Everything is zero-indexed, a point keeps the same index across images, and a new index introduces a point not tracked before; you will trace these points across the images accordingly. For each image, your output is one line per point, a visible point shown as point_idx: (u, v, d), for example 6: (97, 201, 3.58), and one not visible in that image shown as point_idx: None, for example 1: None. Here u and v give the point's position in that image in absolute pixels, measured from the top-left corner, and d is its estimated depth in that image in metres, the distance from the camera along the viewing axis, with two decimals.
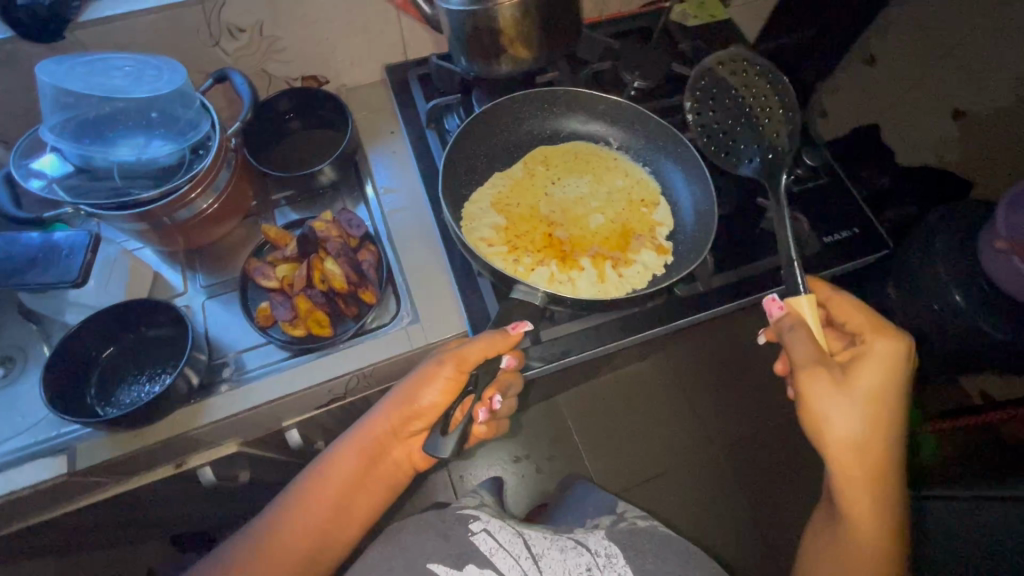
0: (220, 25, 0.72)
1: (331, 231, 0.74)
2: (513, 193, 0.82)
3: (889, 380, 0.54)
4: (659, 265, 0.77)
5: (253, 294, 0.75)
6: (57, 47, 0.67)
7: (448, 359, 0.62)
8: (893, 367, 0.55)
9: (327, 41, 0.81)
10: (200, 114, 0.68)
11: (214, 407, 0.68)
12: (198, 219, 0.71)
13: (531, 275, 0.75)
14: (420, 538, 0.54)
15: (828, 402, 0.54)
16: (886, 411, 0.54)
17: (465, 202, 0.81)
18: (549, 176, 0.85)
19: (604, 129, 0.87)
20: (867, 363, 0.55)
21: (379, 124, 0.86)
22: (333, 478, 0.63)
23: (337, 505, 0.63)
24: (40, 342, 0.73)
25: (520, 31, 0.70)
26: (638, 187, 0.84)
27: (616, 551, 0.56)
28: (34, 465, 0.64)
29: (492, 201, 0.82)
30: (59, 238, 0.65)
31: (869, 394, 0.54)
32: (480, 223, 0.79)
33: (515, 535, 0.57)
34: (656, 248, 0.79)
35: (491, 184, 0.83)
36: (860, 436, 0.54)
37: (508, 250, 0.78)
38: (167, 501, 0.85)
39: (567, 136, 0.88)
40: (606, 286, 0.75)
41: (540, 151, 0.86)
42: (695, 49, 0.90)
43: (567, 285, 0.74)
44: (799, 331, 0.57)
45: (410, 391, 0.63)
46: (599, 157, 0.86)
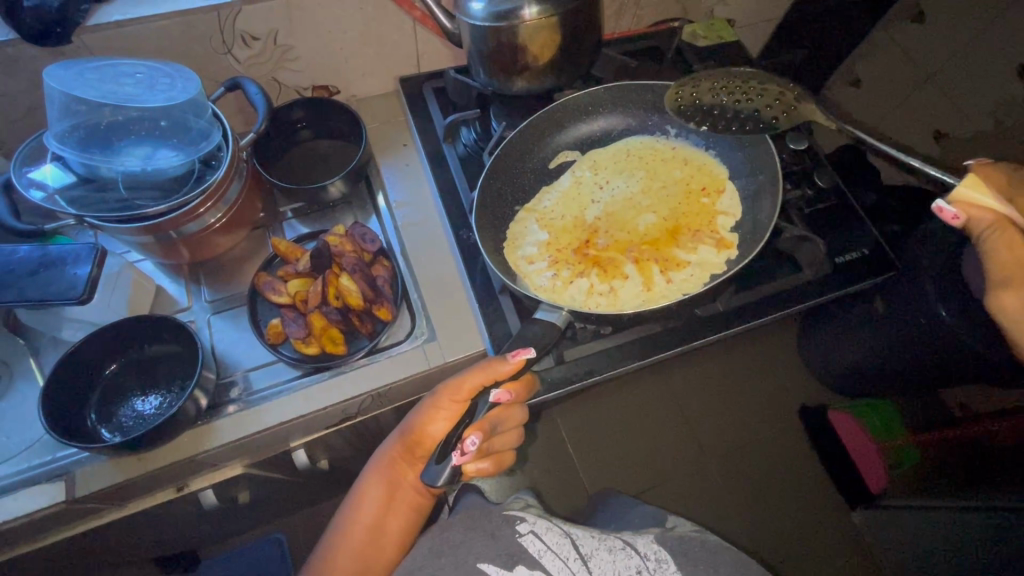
0: (234, 33, 0.70)
1: (345, 245, 0.72)
2: (559, 204, 0.83)
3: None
4: (720, 261, 0.76)
5: (263, 310, 0.73)
6: (62, 51, 0.63)
7: (443, 390, 0.62)
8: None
9: (341, 51, 0.79)
10: (211, 123, 0.65)
11: (222, 429, 0.66)
12: (206, 232, 0.69)
13: (570, 290, 0.76)
14: (470, 540, 0.55)
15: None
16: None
17: (509, 222, 0.81)
18: (596, 180, 0.86)
19: (662, 120, 0.88)
20: None
21: (391, 136, 0.85)
22: (360, 510, 0.64)
23: (373, 532, 0.63)
24: (29, 357, 0.69)
25: (542, 45, 0.69)
26: (698, 176, 0.85)
27: (666, 556, 0.56)
28: (30, 491, 0.60)
29: (538, 218, 0.82)
30: (60, 252, 0.62)
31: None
32: (525, 241, 0.80)
33: (563, 536, 0.57)
34: (716, 245, 0.78)
35: (536, 199, 0.84)
36: None
37: (550, 265, 0.78)
38: (163, 524, 0.81)
39: (619, 134, 0.89)
40: (652, 294, 0.74)
41: (591, 158, 0.87)
42: (707, 69, 0.90)
43: (608, 296, 0.75)
44: (996, 238, 0.57)
45: (415, 423, 0.64)
46: (654, 151, 0.87)
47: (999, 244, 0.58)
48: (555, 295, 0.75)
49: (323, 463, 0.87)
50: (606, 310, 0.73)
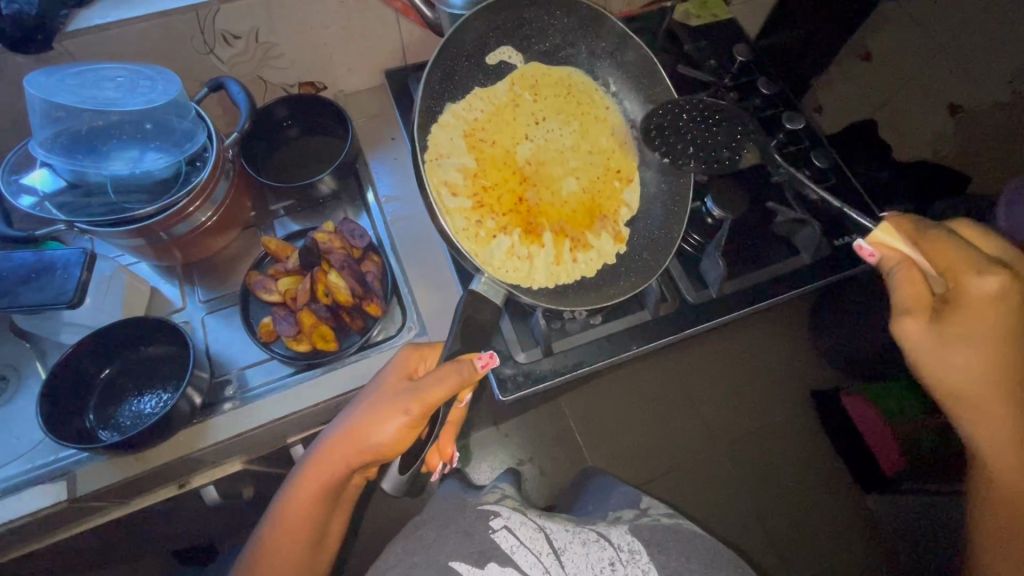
0: (214, 33, 0.70)
1: (333, 242, 0.72)
2: (489, 123, 0.74)
3: (992, 323, 0.52)
4: (612, 254, 0.73)
5: (254, 308, 0.73)
6: (45, 58, 0.64)
7: (411, 405, 0.56)
8: (998, 307, 0.51)
9: (325, 47, 0.78)
10: (195, 124, 0.66)
11: (216, 427, 0.67)
12: (196, 232, 0.70)
13: (490, 243, 0.69)
14: (442, 538, 0.55)
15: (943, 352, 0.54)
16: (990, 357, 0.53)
17: (434, 122, 0.70)
18: (535, 108, 0.77)
19: (609, 70, 0.80)
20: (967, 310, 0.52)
21: (380, 130, 0.85)
22: (295, 521, 0.60)
23: (313, 534, 0.61)
24: (35, 360, 0.72)
25: None
26: (618, 154, 0.79)
27: (639, 548, 0.56)
28: (34, 491, 0.62)
29: (465, 133, 0.73)
30: (52, 257, 0.63)
31: (970, 340, 0.53)
32: (447, 160, 0.70)
33: (537, 531, 0.57)
34: (613, 234, 0.75)
35: (466, 103, 0.74)
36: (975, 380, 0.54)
37: (472, 206, 0.70)
38: (173, 518, 0.84)
39: (564, 60, 0.79)
40: (559, 270, 0.71)
41: (531, 70, 0.77)
42: (699, 50, 0.87)
43: (523, 261, 0.69)
44: (900, 278, 0.55)
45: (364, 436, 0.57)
46: (590, 102, 0.79)
47: (902, 280, 0.54)
48: (474, 244, 0.67)
49: None
50: (517, 273, 0.68)
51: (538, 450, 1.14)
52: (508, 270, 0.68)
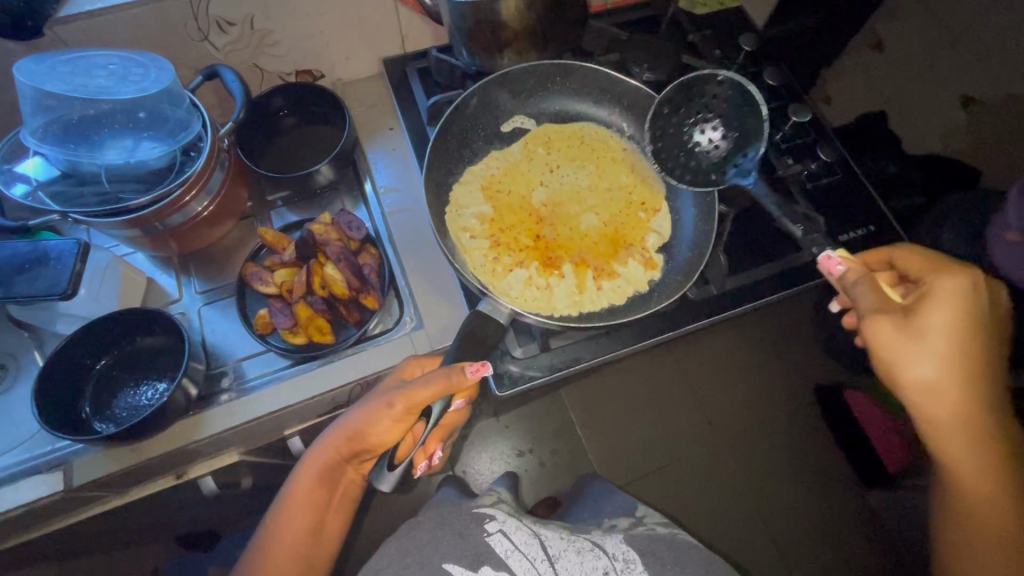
0: (208, 19, 0.68)
1: (330, 233, 0.71)
2: (505, 177, 0.78)
3: (963, 318, 0.52)
4: (645, 280, 0.73)
5: (251, 300, 0.73)
6: (37, 44, 0.63)
7: (397, 400, 0.56)
8: (962, 307, 0.53)
9: (321, 34, 0.77)
10: (190, 113, 0.65)
11: (213, 419, 0.66)
12: (192, 223, 0.69)
13: (507, 279, 0.72)
14: (436, 539, 0.55)
15: (901, 352, 0.53)
16: (963, 356, 0.52)
17: (454, 183, 0.77)
18: (549, 161, 0.81)
19: (617, 116, 0.82)
20: (936, 301, 0.54)
21: (378, 120, 0.83)
22: (299, 510, 0.62)
23: (315, 525, 0.63)
24: (32, 349, 0.72)
25: (525, 23, 0.66)
26: (641, 187, 0.80)
27: (633, 557, 0.57)
28: (30, 481, 0.62)
29: (482, 186, 0.77)
30: (45, 247, 0.62)
31: (944, 339, 0.52)
32: (465, 210, 0.75)
33: (531, 537, 0.57)
34: (643, 261, 0.74)
35: (483, 163, 0.80)
36: (941, 383, 0.53)
37: (491, 245, 0.74)
38: (172, 507, 0.84)
39: (575, 117, 0.82)
40: (582, 298, 0.71)
41: (544, 132, 0.82)
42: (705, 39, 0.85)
43: (543, 292, 0.71)
44: (863, 285, 0.55)
45: (360, 429, 0.59)
46: (606, 146, 0.81)
47: (865, 290, 0.55)
48: (491, 278, 0.71)
49: None
50: (538, 303, 0.70)
51: (536, 444, 1.14)
52: (527, 299, 0.69)
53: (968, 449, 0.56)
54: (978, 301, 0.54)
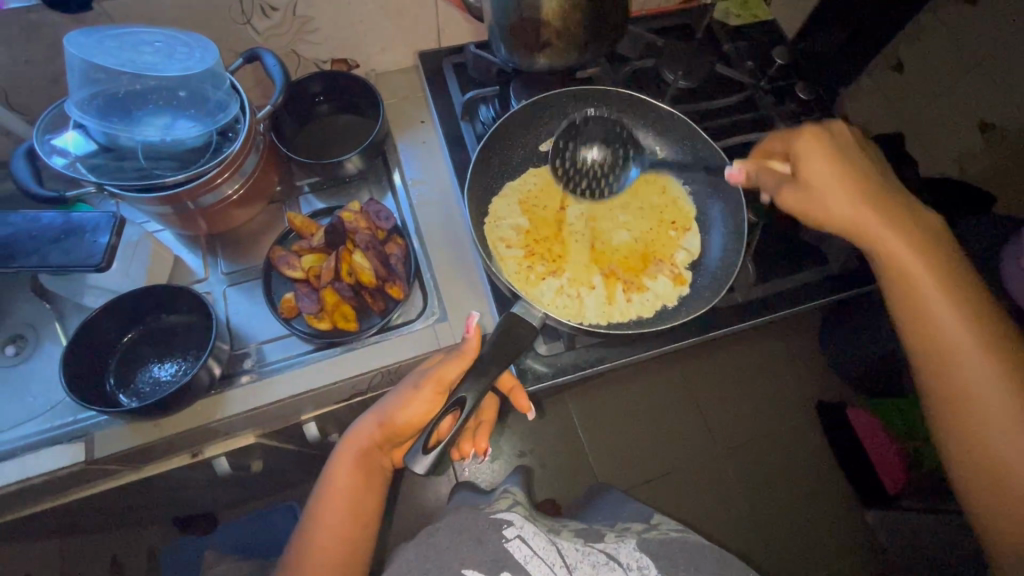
0: (254, 3, 0.69)
1: (360, 222, 0.72)
2: (542, 193, 0.76)
3: (829, 152, 0.59)
4: (673, 296, 0.71)
5: (276, 284, 0.73)
6: (84, 18, 0.64)
7: (427, 381, 0.60)
8: (825, 146, 0.59)
9: (361, 24, 0.77)
10: (229, 95, 0.65)
11: (234, 399, 0.67)
12: (223, 205, 0.69)
13: (539, 287, 0.70)
14: (454, 545, 0.54)
15: (808, 207, 0.59)
16: (852, 185, 0.57)
17: (494, 196, 0.76)
18: (584, 179, 0.78)
19: (651, 139, 0.80)
20: (807, 155, 0.59)
21: (410, 112, 0.83)
22: (336, 502, 0.62)
23: (357, 518, 0.62)
24: (53, 320, 0.72)
25: (566, 25, 0.65)
26: (672, 207, 0.77)
27: (648, 564, 0.55)
28: (52, 451, 0.62)
29: (519, 200, 0.76)
30: (80, 220, 0.63)
31: (828, 179, 0.58)
32: (503, 222, 0.74)
33: (549, 544, 0.56)
34: (673, 276, 0.72)
35: (521, 180, 0.78)
36: (850, 216, 0.57)
37: (526, 255, 0.72)
38: (182, 487, 0.85)
39: None
40: (612, 310, 0.69)
41: None
42: (739, 51, 0.85)
43: (573, 302, 0.69)
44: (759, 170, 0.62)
45: (392, 409, 0.62)
46: (638, 167, 0.79)
47: (762, 172, 0.62)
48: (524, 287, 0.69)
49: (334, 436, 0.89)
50: (567, 312, 0.68)
51: (542, 445, 1.15)
52: (557, 307, 0.68)
53: (932, 300, 0.56)
54: (831, 140, 0.59)
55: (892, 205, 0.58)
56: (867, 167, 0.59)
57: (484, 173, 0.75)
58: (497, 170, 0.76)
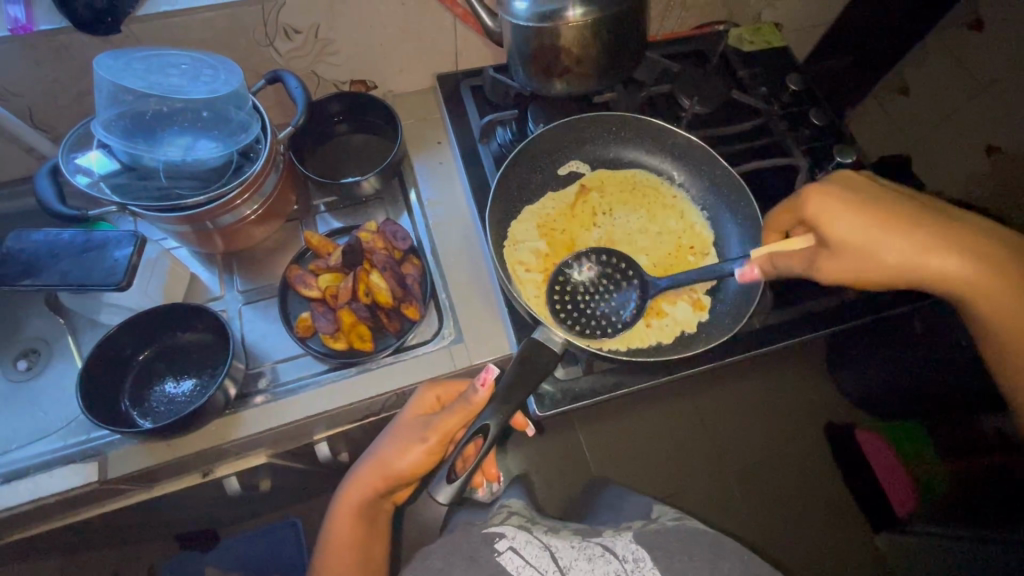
0: (277, 26, 0.70)
1: (376, 242, 0.73)
2: (561, 216, 0.77)
3: (845, 205, 0.57)
4: (692, 321, 0.71)
5: (293, 304, 0.73)
6: (112, 40, 0.64)
7: (431, 433, 0.59)
8: (843, 201, 0.57)
9: (380, 47, 0.78)
10: (251, 117, 0.65)
11: (249, 421, 0.66)
12: (240, 224, 0.70)
13: (558, 311, 0.70)
14: (449, 566, 0.54)
15: (852, 264, 0.58)
16: (887, 231, 0.56)
17: (512, 219, 0.76)
18: (602, 203, 0.78)
19: (668, 163, 0.81)
20: (831, 224, 0.57)
21: (427, 133, 0.84)
22: (340, 531, 0.63)
23: (360, 552, 0.64)
24: (66, 338, 0.72)
25: (586, 51, 0.66)
26: (689, 232, 0.77)
27: (644, 554, 0.55)
28: (64, 470, 0.62)
29: (538, 223, 0.76)
30: (101, 238, 0.63)
31: (863, 232, 0.56)
32: (522, 245, 0.74)
33: (542, 550, 0.56)
34: (692, 302, 0.72)
35: (539, 203, 0.78)
36: (896, 260, 0.57)
37: (544, 278, 0.72)
38: (189, 505, 0.84)
39: (629, 164, 0.81)
40: (632, 335, 0.69)
41: (598, 176, 0.80)
42: (754, 77, 0.86)
43: (592, 327, 0.69)
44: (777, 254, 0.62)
45: (390, 458, 0.61)
46: (656, 191, 0.79)
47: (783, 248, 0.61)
48: (543, 311, 0.69)
49: (344, 456, 0.88)
50: (587, 338, 0.68)
51: None
52: (577, 332, 0.68)
53: (982, 295, 0.58)
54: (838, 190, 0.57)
55: (921, 221, 0.57)
56: (878, 193, 0.58)
57: (501, 195, 0.76)
58: (515, 192, 0.77)
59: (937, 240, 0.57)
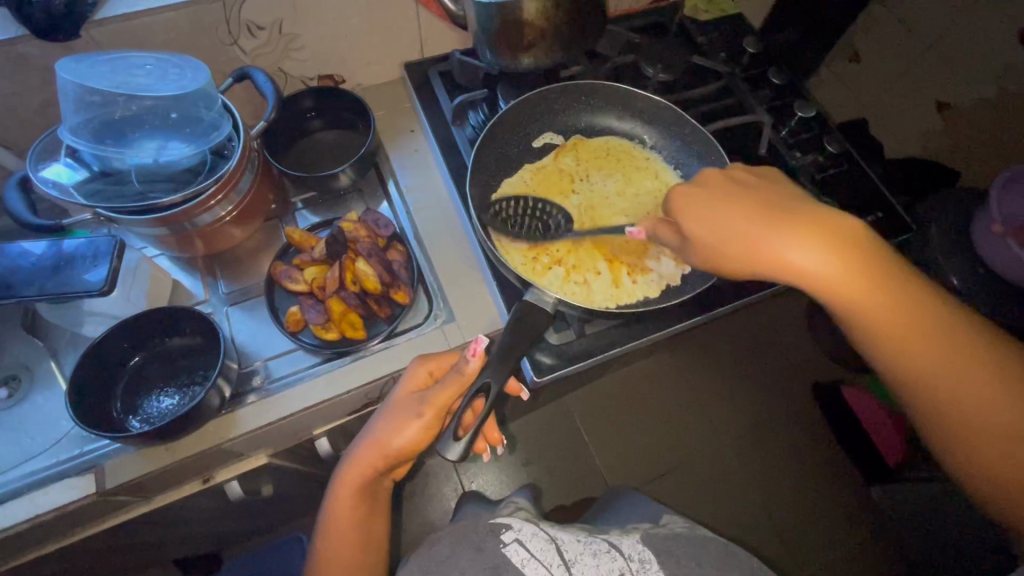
0: (239, 22, 0.70)
1: (359, 231, 0.73)
2: (540, 186, 0.78)
3: (700, 202, 0.57)
4: (677, 275, 0.73)
5: (280, 299, 0.73)
6: (71, 46, 0.64)
7: (427, 408, 0.59)
8: (707, 189, 0.58)
9: (346, 38, 0.79)
10: (222, 115, 0.65)
11: (245, 418, 0.66)
12: (219, 224, 0.69)
13: (547, 277, 0.72)
14: (456, 555, 0.54)
15: (698, 239, 0.57)
16: (738, 223, 0.56)
17: (493, 192, 0.78)
18: (578, 171, 0.80)
19: (639, 128, 0.83)
20: (688, 205, 0.57)
21: (399, 122, 0.85)
22: (339, 518, 0.64)
23: (362, 533, 0.65)
24: (47, 358, 0.70)
25: (548, 24, 0.67)
26: (666, 191, 0.79)
27: (649, 556, 0.55)
28: (57, 486, 0.60)
29: (518, 194, 0.78)
30: (77, 247, 0.62)
31: (715, 220, 0.56)
32: (504, 218, 0.76)
33: (548, 543, 0.56)
34: (675, 257, 0.75)
35: (518, 176, 0.80)
36: (805, 255, 0.54)
37: (530, 247, 0.74)
38: (191, 519, 0.82)
39: (601, 132, 0.84)
40: (620, 293, 0.71)
41: (574, 144, 0.82)
42: (712, 42, 0.90)
43: (582, 289, 0.71)
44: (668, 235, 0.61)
45: (386, 436, 0.61)
46: (631, 156, 0.81)
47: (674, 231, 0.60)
48: (532, 278, 0.71)
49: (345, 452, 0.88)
50: (578, 299, 0.70)
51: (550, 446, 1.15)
52: (567, 294, 0.70)
53: (885, 315, 0.55)
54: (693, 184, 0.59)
55: (793, 213, 0.56)
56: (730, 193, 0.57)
57: (479, 174, 0.76)
58: (493, 168, 0.78)
59: (832, 241, 0.54)
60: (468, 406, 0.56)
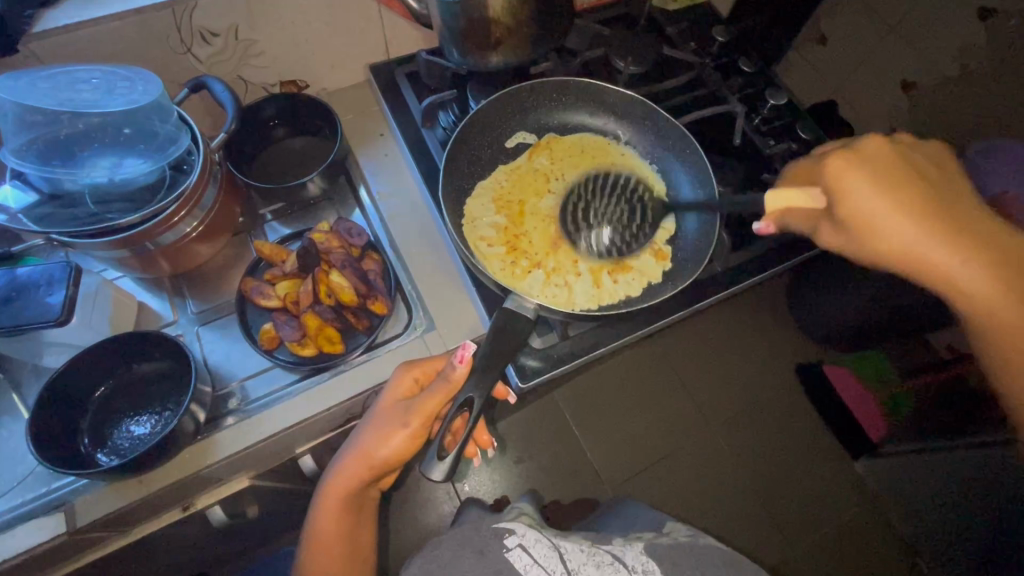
0: (192, 30, 0.67)
1: (332, 242, 0.70)
2: (515, 188, 0.77)
3: (870, 182, 0.54)
4: (657, 271, 0.73)
5: (253, 316, 0.70)
6: (10, 61, 0.60)
7: (413, 416, 0.57)
8: (885, 167, 0.55)
9: (306, 42, 0.76)
10: (178, 128, 0.62)
11: (223, 442, 0.63)
12: (183, 242, 0.66)
13: (527, 281, 0.71)
14: (457, 558, 0.52)
15: (858, 223, 0.55)
16: (901, 212, 0.54)
17: (467, 197, 0.76)
18: (553, 170, 0.79)
19: (613, 124, 0.82)
20: (850, 187, 0.54)
21: (367, 126, 0.83)
22: (323, 533, 0.62)
23: (347, 548, 0.63)
24: (9, 392, 0.66)
25: (515, 20, 0.65)
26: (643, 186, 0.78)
27: (654, 567, 0.54)
28: (26, 527, 0.58)
29: (492, 197, 0.76)
30: (30, 275, 0.58)
31: (884, 206, 0.54)
32: (479, 222, 0.74)
33: (551, 550, 0.54)
34: (654, 253, 0.74)
35: (492, 177, 0.78)
36: (945, 253, 0.54)
37: (508, 251, 0.73)
38: (175, 547, 0.80)
39: (574, 129, 0.83)
40: (601, 293, 0.71)
41: (548, 142, 0.81)
42: (682, 33, 0.89)
43: (563, 291, 0.70)
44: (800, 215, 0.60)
45: (372, 448, 0.59)
46: (606, 152, 0.81)
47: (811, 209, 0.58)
48: (512, 282, 0.70)
49: None
50: (559, 302, 0.69)
51: (540, 445, 1.15)
52: (548, 297, 0.69)
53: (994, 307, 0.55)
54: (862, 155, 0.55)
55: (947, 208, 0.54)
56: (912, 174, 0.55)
57: (452, 177, 0.74)
58: (466, 172, 0.77)
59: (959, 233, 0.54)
60: (457, 415, 0.54)
